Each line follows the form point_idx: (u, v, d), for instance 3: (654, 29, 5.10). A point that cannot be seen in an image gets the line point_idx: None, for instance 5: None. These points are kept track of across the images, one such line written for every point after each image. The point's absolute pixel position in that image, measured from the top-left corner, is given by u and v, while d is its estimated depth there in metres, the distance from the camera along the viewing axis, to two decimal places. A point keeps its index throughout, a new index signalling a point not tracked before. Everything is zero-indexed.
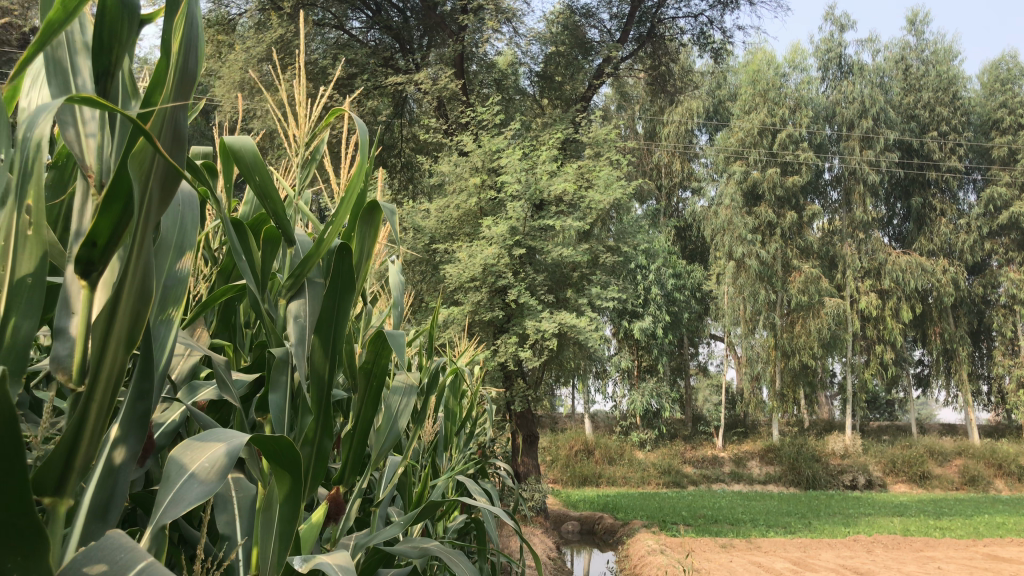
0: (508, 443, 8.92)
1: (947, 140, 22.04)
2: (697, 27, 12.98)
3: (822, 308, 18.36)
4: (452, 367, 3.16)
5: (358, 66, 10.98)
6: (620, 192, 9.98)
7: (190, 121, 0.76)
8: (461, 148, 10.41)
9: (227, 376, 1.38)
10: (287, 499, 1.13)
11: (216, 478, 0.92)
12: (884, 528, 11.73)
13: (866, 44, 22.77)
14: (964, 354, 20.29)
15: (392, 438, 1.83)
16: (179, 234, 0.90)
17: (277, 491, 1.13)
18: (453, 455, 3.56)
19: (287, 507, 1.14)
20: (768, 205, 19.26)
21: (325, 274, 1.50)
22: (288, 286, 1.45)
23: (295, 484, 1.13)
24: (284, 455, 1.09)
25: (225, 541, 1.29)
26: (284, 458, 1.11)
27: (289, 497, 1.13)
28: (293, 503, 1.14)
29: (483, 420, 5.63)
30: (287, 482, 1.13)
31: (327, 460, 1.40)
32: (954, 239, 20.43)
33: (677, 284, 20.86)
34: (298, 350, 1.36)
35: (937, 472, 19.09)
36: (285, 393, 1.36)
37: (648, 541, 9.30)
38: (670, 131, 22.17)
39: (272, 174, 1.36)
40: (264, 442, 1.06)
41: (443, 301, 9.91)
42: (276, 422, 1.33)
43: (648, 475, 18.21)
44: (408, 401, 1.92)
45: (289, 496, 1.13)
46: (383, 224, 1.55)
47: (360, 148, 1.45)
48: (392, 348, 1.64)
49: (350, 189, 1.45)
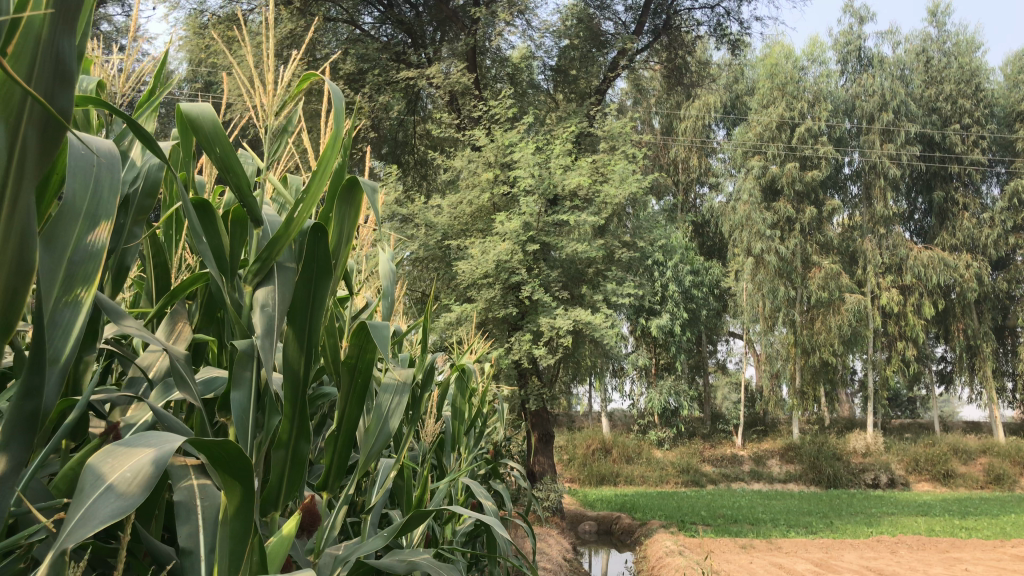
0: (522, 442, 8.79)
1: (971, 133, 21.55)
2: (714, 19, 12.78)
3: (843, 304, 18.11)
4: (459, 365, 3.06)
5: (370, 62, 10.72)
6: (635, 187, 9.79)
7: (74, 49, 0.74)
8: (474, 143, 10.29)
9: (188, 372, 1.25)
10: (237, 513, 1.13)
11: (140, 490, 0.88)
12: (909, 528, 11.46)
13: (886, 36, 22.38)
14: (988, 350, 19.92)
15: (382, 441, 1.68)
16: (86, 203, 0.93)
17: (226, 503, 1.13)
18: (463, 457, 3.46)
19: (237, 523, 1.13)
20: (787, 200, 18.99)
21: (297, 258, 1.36)
22: (255, 271, 1.30)
23: (244, 495, 1.14)
24: (235, 464, 1.03)
25: (189, 559, 1.14)
26: (236, 470, 1.05)
27: (240, 511, 1.13)
28: (243, 516, 1.14)
29: (495, 419, 5.49)
30: (237, 492, 1.12)
31: (302, 463, 1.34)
32: (977, 233, 20.06)
33: (695, 280, 20.65)
34: (265, 345, 1.22)
35: (961, 470, 18.75)
36: (250, 391, 1.20)
37: (666, 542, 9.12)
38: (687, 126, 21.97)
39: (235, 145, 1.24)
40: (207, 448, 0.98)
41: (456, 298, 9.80)
42: (241, 428, 1.18)
43: (666, 474, 18.02)
44: (401, 399, 1.77)
45: (240, 508, 1.13)
46: (365, 204, 1.41)
47: (335, 116, 1.32)
48: (376, 340, 1.49)
49: (324, 165, 1.31)
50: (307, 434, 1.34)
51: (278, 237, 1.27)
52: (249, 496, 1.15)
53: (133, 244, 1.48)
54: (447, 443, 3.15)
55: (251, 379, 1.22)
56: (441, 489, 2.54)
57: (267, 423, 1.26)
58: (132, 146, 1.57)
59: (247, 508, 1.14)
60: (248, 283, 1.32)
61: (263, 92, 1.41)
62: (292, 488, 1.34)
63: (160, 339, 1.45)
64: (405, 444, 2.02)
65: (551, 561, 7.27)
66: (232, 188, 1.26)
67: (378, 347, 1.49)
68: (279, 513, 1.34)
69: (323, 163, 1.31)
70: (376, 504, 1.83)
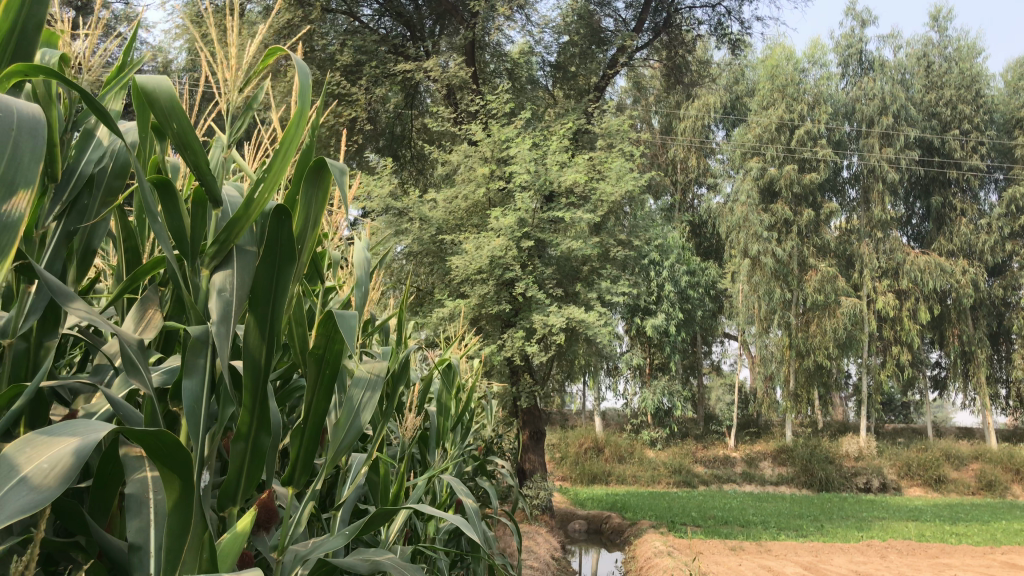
0: (512, 439, 8.75)
1: (970, 138, 21.47)
2: (714, 17, 12.72)
3: (838, 307, 18.10)
4: (444, 359, 2.99)
5: (368, 54, 10.80)
6: (632, 185, 9.72)
7: None
8: (470, 137, 10.21)
9: (140, 358, 1.20)
10: (177, 505, 1.08)
11: (57, 483, 0.89)
12: (899, 533, 11.42)
13: (887, 40, 22.34)
14: (982, 357, 19.94)
15: (352, 436, 1.62)
16: (9, 171, 0.96)
17: (167, 496, 1.08)
18: (448, 451, 3.38)
19: (176, 514, 1.08)
20: (785, 202, 18.96)
21: (259, 242, 1.30)
22: (213, 254, 1.23)
23: (185, 488, 1.09)
24: (169, 452, 1.02)
25: (138, 554, 1.10)
26: (172, 455, 1.03)
27: (181, 502, 1.07)
28: (185, 509, 1.09)
29: (483, 415, 5.44)
30: (177, 486, 1.07)
31: (263, 458, 1.28)
32: (974, 239, 20.04)
33: (691, 281, 20.62)
34: (219, 333, 1.15)
35: (953, 476, 18.74)
36: (201, 380, 1.15)
37: (655, 542, 9.08)
38: (686, 126, 21.87)
39: (191, 121, 1.19)
40: (139, 435, 0.98)
41: (450, 293, 9.73)
42: (192, 419, 1.12)
43: (658, 474, 17.99)
44: (373, 394, 1.69)
45: (179, 503, 1.07)
46: (332, 188, 1.35)
47: (300, 95, 1.27)
48: (343, 329, 1.43)
49: (287, 145, 1.25)
50: (269, 425, 1.28)
51: (237, 218, 1.21)
52: (192, 488, 1.10)
53: (100, 226, 1.43)
54: (431, 439, 3.09)
55: (205, 368, 1.17)
56: (422, 485, 2.49)
57: (222, 415, 1.20)
58: (94, 122, 1.47)
59: (186, 502, 1.09)
60: (207, 267, 1.26)
61: (225, 67, 1.34)
62: (250, 483, 1.29)
63: (126, 328, 1.36)
64: (378, 438, 1.97)
65: (538, 560, 7.23)
66: (190, 165, 1.20)
67: (345, 337, 1.43)
68: (238, 508, 1.30)
69: (287, 141, 1.25)
70: (345, 500, 1.78)
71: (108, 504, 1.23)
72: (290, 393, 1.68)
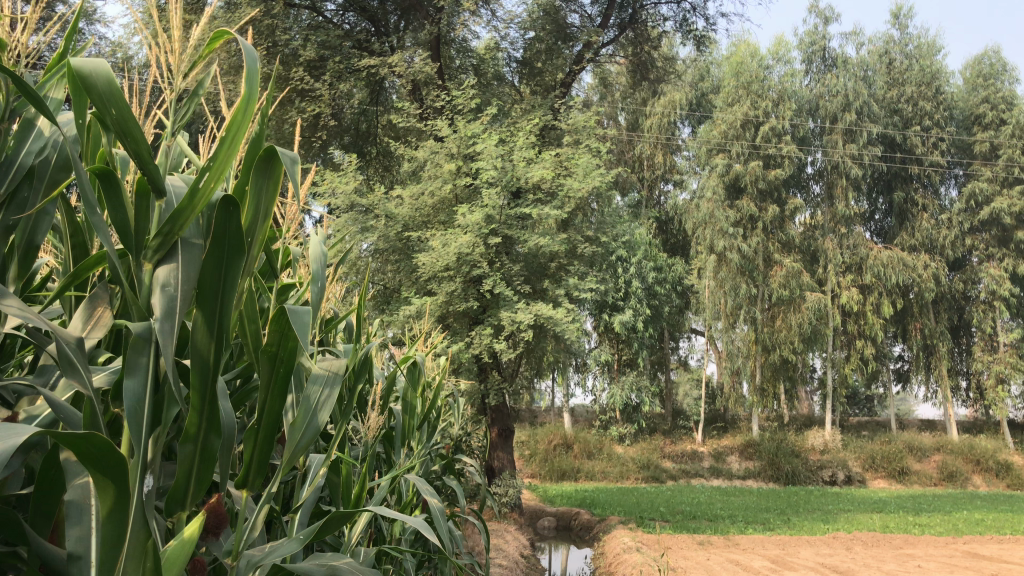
0: (481, 437, 8.71)
1: (930, 135, 21.79)
2: (679, 14, 12.75)
3: (803, 302, 18.34)
4: (406, 356, 2.91)
5: (332, 49, 10.66)
6: (598, 181, 9.75)
7: None
8: (437, 133, 10.14)
9: (79, 359, 1.13)
10: (112, 513, 1.02)
11: None
12: (864, 524, 11.57)
13: (849, 37, 22.64)
14: (943, 350, 20.34)
15: (310, 437, 1.55)
16: None
17: (101, 503, 1.02)
18: (414, 450, 3.30)
19: (111, 523, 1.02)
20: (750, 198, 19.13)
21: (206, 234, 1.23)
22: (156, 246, 1.16)
23: (121, 495, 1.03)
24: (99, 455, 0.97)
25: (78, 564, 1.04)
26: (102, 456, 0.98)
27: (115, 510, 1.02)
28: (122, 515, 1.04)
29: (452, 412, 5.40)
30: (111, 492, 1.02)
31: (212, 459, 1.23)
32: (935, 234, 20.42)
33: (658, 277, 20.74)
34: (164, 331, 1.09)
35: (915, 467, 19.08)
36: (145, 381, 1.09)
37: (624, 538, 9.08)
38: (653, 123, 21.88)
39: (130, 105, 1.13)
40: (68, 440, 0.93)
41: (417, 290, 9.65)
42: (134, 422, 1.06)
43: (626, 469, 18.09)
44: (331, 393, 1.63)
45: (114, 509, 1.02)
46: (284, 178, 1.30)
47: (248, 80, 1.22)
48: (296, 325, 1.37)
49: (235, 132, 1.20)
50: (218, 426, 1.23)
51: (182, 209, 1.14)
52: (129, 495, 1.04)
53: (42, 220, 1.36)
54: (395, 438, 3.02)
55: (148, 367, 1.11)
56: (385, 485, 2.42)
57: (166, 416, 1.14)
58: (35, 113, 1.40)
59: (122, 509, 1.03)
60: (149, 261, 1.18)
61: (169, 52, 1.28)
62: (198, 488, 1.24)
63: (73, 328, 1.29)
64: (338, 438, 1.92)
65: (508, 558, 7.21)
66: (129, 153, 1.14)
67: (298, 333, 1.37)
68: (187, 513, 1.24)
69: (233, 129, 1.19)
70: (303, 502, 1.73)
71: (49, 512, 1.16)
72: (245, 392, 1.62)
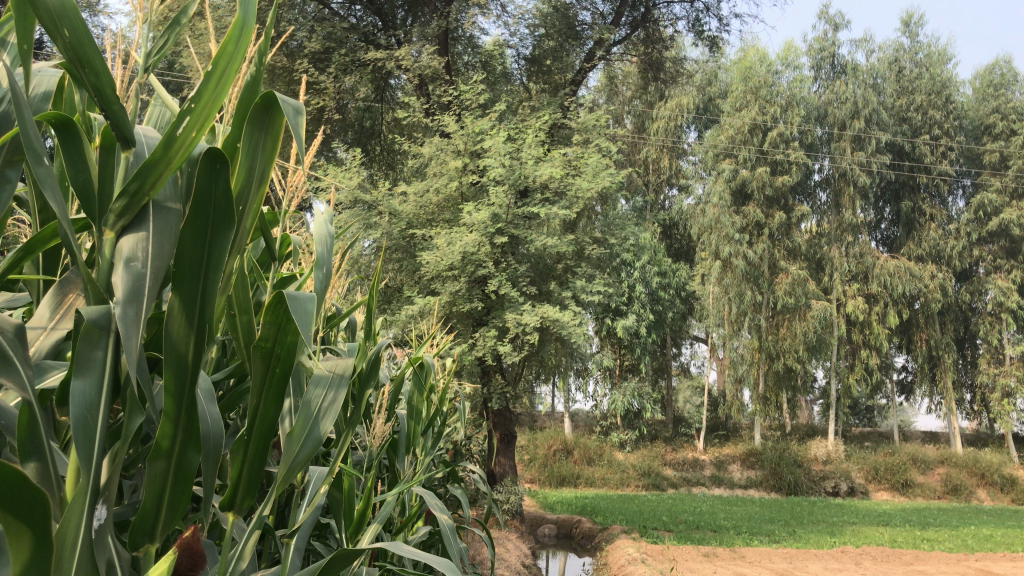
0: (483, 442, 8.46)
1: (939, 144, 21.32)
2: (693, 13, 12.49)
3: (808, 311, 18.04)
4: (414, 358, 2.67)
5: (338, 42, 10.46)
6: (608, 181, 9.49)
7: None
8: (442, 129, 9.88)
9: (17, 352, 0.88)
10: (31, 560, 0.77)
11: None
12: (871, 538, 11.34)
13: (860, 44, 22.41)
14: (949, 361, 20.15)
15: (311, 448, 1.29)
16: None
17: (16, 551, 0.76)
18: (419, 459, 3.02)
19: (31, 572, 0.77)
20: (757, 205, 18.95)
21: (186, 196, 0.98)
22: (120, 210, 0.91)
23: (42, 537, 0.77)
24: (9, 481, 0.73)
25: None
26: (8, 480, 0.73)
27: (32, 565, 0.76)
28: (45, 558, 0.78)
29: (456, 418, 5.16)
30: (31, 534, 0.76)
31: (191, 477, 0.99)
32: (942, 244, 20.23)
33: (662, 282, 20.60)
34: (126, 317, 0.85)
35: (920, 480, 18.80)
36: (96, 383, 0.84)
37: (628, 549, 8.84)
38: (659, 126, 21.65)
39: (96, 38, 0.90)
40: None
41: (420, 289, 9.42)
42: (82, 441, 0.81)
43: (627, 476, 17.87)
44: (335, 397, 1.37)
45: (35, 555, 0.77)
46: (287, 131, 1.06)
47: (242, 5, 0.98)
48: (296, 314, 1.14)
49: (224, 65, 0.95)
50: (197, 439, 0.99)
51: (154, 161, 0.89)
52: (56, 534, 0.78)
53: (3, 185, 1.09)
54: (401, 445, 2.75)
55: (105, 364, 0.87)
56: (392, 500, 2.16)
57: (128, 427, 0.89)
58: None
59: (44, 555, 0.77)
60: (110, 231, 0.93)
61: None
62: (174, 515, 0.99)
63: (35, 319, 1.04)
64: (342, 449, 1.67)
65: (510, 568, 6.97)
66: (91, 94, 0.90)
67: (299, 325, 1.13)
68: (156, 548, 0.99)
69: (226, 59, 0.95)
70: (302, 524, 1.47)
71: None
72: (236, 394, 1.38)
